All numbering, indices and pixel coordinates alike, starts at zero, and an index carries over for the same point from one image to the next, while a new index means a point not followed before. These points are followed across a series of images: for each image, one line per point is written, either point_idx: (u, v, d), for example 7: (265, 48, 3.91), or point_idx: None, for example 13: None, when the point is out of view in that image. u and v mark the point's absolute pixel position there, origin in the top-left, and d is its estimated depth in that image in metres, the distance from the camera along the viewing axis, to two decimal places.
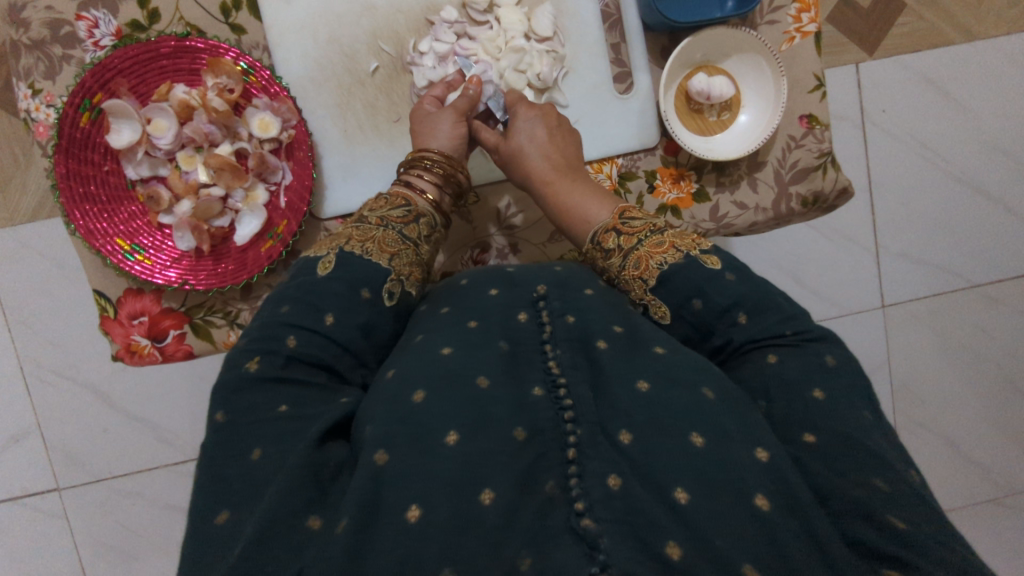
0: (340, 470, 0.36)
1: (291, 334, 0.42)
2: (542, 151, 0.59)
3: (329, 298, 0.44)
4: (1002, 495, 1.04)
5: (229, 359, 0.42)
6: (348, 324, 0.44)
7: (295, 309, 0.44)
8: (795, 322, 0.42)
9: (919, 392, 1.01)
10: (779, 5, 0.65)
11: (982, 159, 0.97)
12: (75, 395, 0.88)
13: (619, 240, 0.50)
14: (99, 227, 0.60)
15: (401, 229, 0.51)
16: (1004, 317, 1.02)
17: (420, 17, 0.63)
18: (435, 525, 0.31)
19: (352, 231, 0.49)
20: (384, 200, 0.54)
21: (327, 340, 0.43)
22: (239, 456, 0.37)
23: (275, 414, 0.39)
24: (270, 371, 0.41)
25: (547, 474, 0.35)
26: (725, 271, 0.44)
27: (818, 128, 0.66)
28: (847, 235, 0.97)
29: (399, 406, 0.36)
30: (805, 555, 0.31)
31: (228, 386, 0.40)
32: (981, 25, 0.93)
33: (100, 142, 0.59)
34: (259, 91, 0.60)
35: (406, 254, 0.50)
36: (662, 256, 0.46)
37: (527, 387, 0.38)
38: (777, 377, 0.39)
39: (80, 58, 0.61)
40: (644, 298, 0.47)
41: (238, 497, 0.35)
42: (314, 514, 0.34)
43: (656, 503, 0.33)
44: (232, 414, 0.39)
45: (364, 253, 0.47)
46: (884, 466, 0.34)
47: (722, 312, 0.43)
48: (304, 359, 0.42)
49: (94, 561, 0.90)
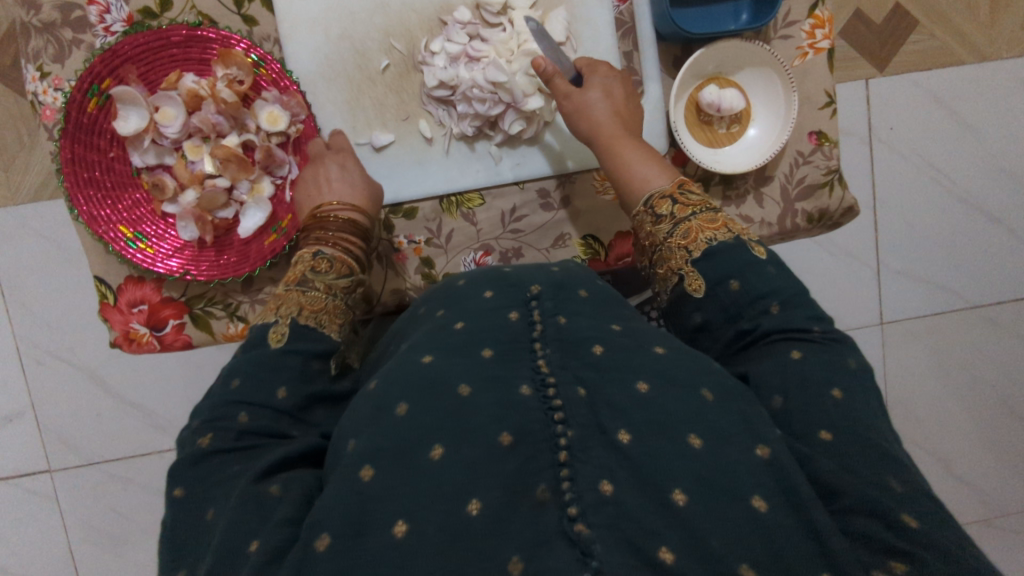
0: (281, 497, 0.35)
1: (241, 412, 0.41)
2: (607, 104, 0.59)
3: (277, 373, 0.43)
4: (992, 516, 1.05)
5: (183, 440, 0.42)
6: (299, 394, 0.43)
7: (244, 384, 0.42)
8: (823, 322, 0.42)
9: (914, 411, 1.02)
10: (794, 19, 0.65)
11: (987, 181, 0.97)
12: (70, 377, 0.87)
13: (673, 208, 0.51)
14: (103, 213, 0.60)
15: (346, 299, 0.52)
16: (1002, 340, 1.02)
17: (433, 18, 0.63)
18: (423, 541, 0.30)
19: (301, 299, 0.49)
20: (326, 261, 0.53)
21: (278, 413, 0.42)
22: (199, 517, 0.37)
23: (229, 476, 0.38)
24: (223, 444, 0.39)
25: (537, 477, 0.33)
26: (768, 262, 0.45)
27: (828, 146, 0.66)
28: (849, 251, 0.97)
29: (383, 421, 0.35)
30: (806, 555, 0.31)
31: (184, 462, 0.39)
32: (993, 46, 0.93)
33: (106, 128, 0.59)
34: (269, 84, 0.60)
35: (349, 324, 0.52)
36: (712, 232, 0.47)
37: (516, 385, 0.37)
38: (798, 375, 0.39)
39: (90, 43, 0.60)
40: (683, 268, 0.48)
41: (195, 551, 0.35)
42: (255, 539, 0.33)
43: (653, 505, 0.32)
44: (189, 488, 0.38)
45: (319, 326, 0.48)
46: (900, 471, 0.34)
47: (756, 298, 0.44)
48: (256, 431, 0.40)
49: (82, 544, 0.90)
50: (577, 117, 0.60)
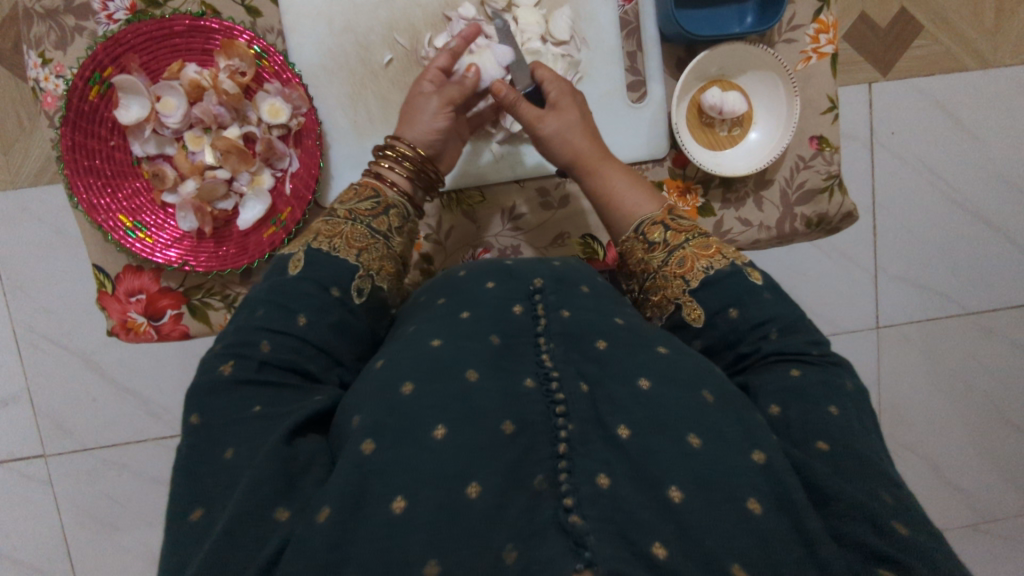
0: (310, 464, 0.36)
1: (264, 339, 0.42)
2: (579, 125, 0.58)
3: (300, 300, 0.44)
4: (978, 522, 1.06)
5: (204, 362, 0.42)
6: (320, 325, 0.43)
7: (268, 312, 0.43)
8: (820, 346, 0.43)
9: (906, 415, 1.02)
10: (798, 24, 0.65)
11: (986, 189, 0.98)
12: (66, 363, 0.87)
13: (665, 235, 0.50)
14: (102, 202, 0.60)
15: (370, 222, 0.50)
16: (996, 347, 1.02)
17: (438, 13, 0.63)
18: (421, 518, 0.30)
19: (320, 226, 0.49)
20: (353, 190, 0.54)
21: (300, 341, 0.42)
22: (215, 453, 0.36)
23: (248, 414, 0.38)
24: (244, 374, 0.40)
25: (536, 467, 0.33)
26: (765, 288, 0.46)
27: (828, 151, 0.66)
28: (847, 253, 0.97)
29: (388, 398, 0.35)
30: (794, 557, 0.31)
31: (203, 386, 0.40)
32: (997, 54, 0.93)
33: (107, 117, 0.59)
34: (271, 76, 0.60)
35: (376, 248, 0.50)
36: (708, 260, 0.47)
37: (519, 377, 0.37)
38: (796, 391, 0.39)
39: (92, 30, 0.60)
40: (680, 297, 0.47)
41: (211, 496, 0.35)
42: (282, 506, 0.33)
43: (648, 500, 0.32)
44: (206, 416, 0.38)
45: (332, 250, 0.47)
46: (891, 482, 0.35)
47: (755, 325, 0.44)
48: (278, 363, 0.41)
49: (75, 529, 0.91)
50: (557, 143, 0.58)
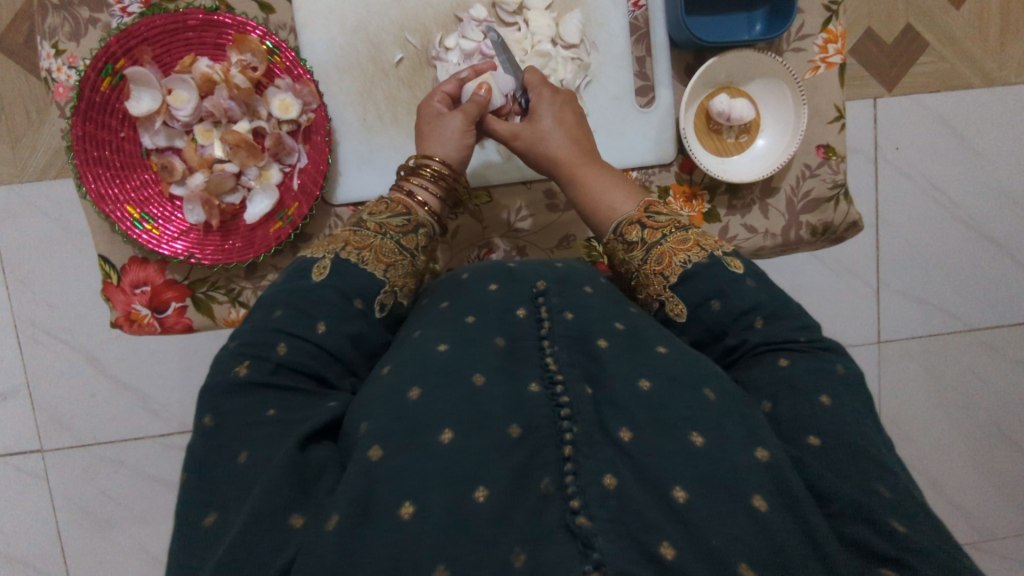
0: (323, 471, 0.35)
1: (281, 341, 0.41)
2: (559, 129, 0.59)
3: (320, 306, 0.43)
4: (977, 540, 1.05)
5: (217, 360, 0.41)
6: (338, 333, 0.43)
7: (286, 315, 0.42)
8: (808, 331, 0.42)
9: (907, 431, 1.02)
10: (806, 33, 0.66)
11: (990, 205, 0.98)
12: (66, 358, 0.87)
13: (643, 233, 0.50)
14: (111, 192, 0.60)
15: (399, 239, 0.50)
16: (997, 364, 1.02)
17: (449, 13, 0.63)
18: (431, 523, 0.30)
19: (349, 235, 0.48)
20: (384, 204, 0.52)
21: (320, 349, 0.42)
22: (227, 457, 0.36)
23: (263, 418, 0.38)
24: (258, 376, 0.39)
25: (541, 471, 0.33)
26: (747, 276, 0.45)
27: (835, 160, 0.67)
28: (850, 267, 0.97)
29: (395, 403, 0.35)
30: (800, 557, 0.31)
31: (216, 389, 0.39)
32: (1001, 71, 0.93)
33: (118, 108, 0.59)
34: (282, 72, 0.60)
35: (402, 265, 0.49)
36: (685, 254, 0.47)
37: (524, 381, 0.37)
38: (787, 383, 0.39)
39: (106, 23, 0.61)
40: (662, 294, 0.47)
41: (225, 499, 0.34)
42: (297, 513, 0.33)
43: (654, 502, 0.32)
44: (219, 419, 0.38)
45: (360, 262, 0.46)
46: (889, 475, 0.34)
47: (739, 315, 0.44)
48: (293, 366, 0.40)
49: (69, 526, 0.90)
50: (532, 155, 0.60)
